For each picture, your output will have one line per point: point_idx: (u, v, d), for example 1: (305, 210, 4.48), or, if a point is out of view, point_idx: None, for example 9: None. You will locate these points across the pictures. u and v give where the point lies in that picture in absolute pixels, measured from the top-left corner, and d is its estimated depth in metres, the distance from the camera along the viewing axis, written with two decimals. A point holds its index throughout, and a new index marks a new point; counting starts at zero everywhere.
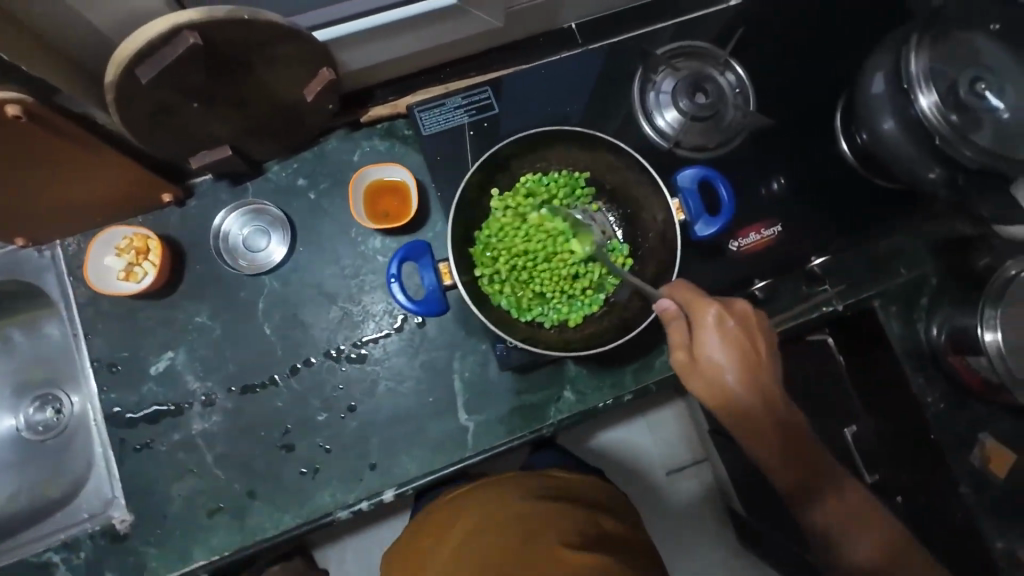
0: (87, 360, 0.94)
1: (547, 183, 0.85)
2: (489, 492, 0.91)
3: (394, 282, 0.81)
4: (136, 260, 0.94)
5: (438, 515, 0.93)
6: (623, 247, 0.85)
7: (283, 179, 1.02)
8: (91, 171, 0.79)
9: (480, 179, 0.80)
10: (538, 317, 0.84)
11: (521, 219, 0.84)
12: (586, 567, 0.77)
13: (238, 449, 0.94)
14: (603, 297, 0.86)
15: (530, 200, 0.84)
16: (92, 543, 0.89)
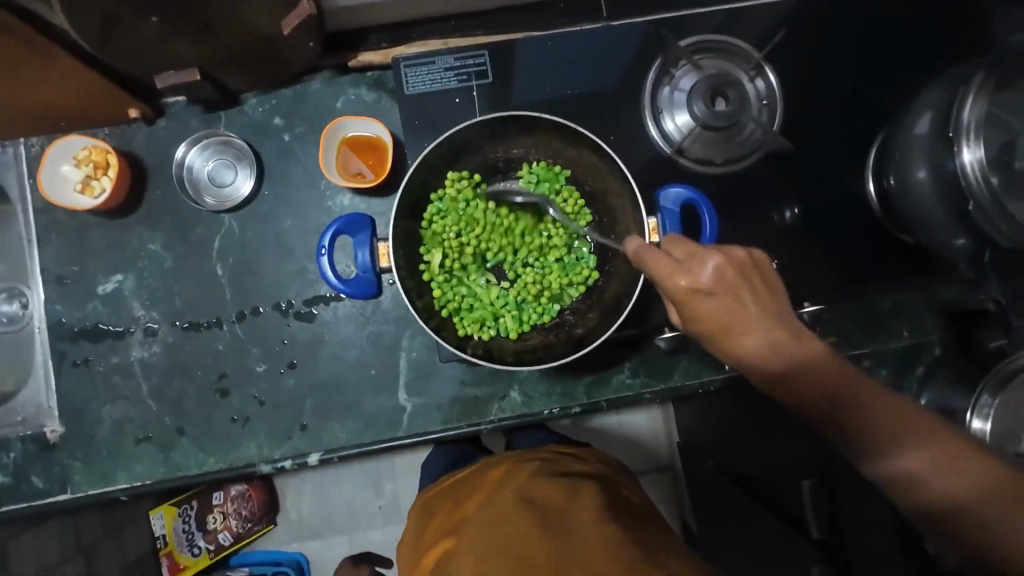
0: (38, 267, 0.93)
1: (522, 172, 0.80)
2: (470, 487, 0.97)
3: (324, 255, 0.78)
4: (94, 175, 0.91)
5: (437, 513, 0.98)
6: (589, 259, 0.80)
7: (258, 115, 0.96)
8: (40, 76, 0.74)
9: (443, 155, 0.75)
10: (482, 313, 0.79)
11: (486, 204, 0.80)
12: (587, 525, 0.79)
13: (173, 384, 0.93)
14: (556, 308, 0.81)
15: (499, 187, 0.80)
16: (23, 446, 0.91)
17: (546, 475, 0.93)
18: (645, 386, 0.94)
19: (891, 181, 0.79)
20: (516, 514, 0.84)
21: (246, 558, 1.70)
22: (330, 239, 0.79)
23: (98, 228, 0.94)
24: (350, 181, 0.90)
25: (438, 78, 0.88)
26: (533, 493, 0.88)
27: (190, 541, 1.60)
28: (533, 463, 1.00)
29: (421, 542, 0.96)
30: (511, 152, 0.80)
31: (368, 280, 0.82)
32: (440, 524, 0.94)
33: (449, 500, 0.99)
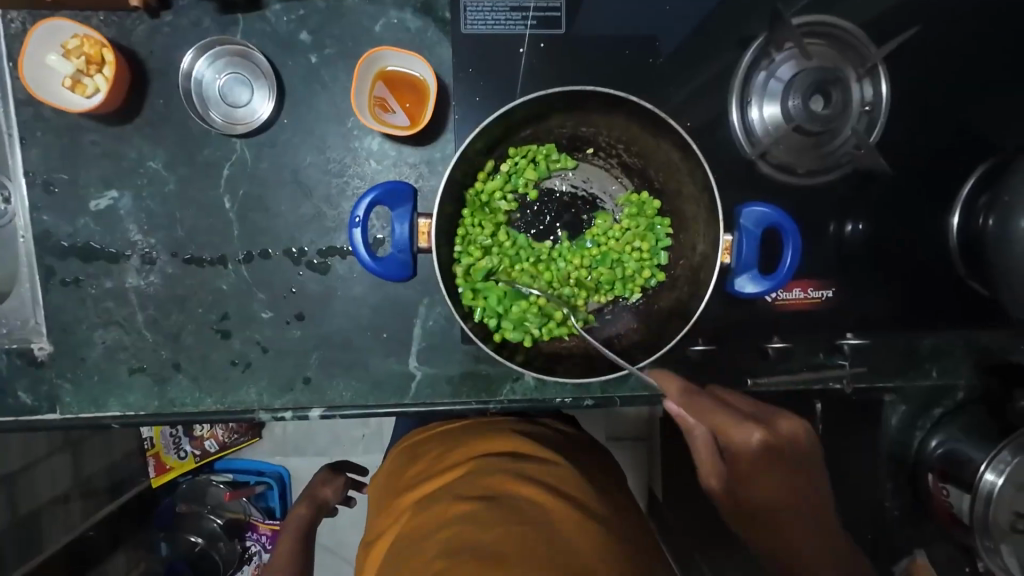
0: (21, 168, 0.83)
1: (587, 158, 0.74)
2: (470, 434, 0.88)
3: (358, 227, 0.71)
4: (87, 71, 0.78)
5: (429, 445, 0.91)
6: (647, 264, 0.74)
7: (283, 27, 0.82)
8: None
9: (508, 124, 0.67)
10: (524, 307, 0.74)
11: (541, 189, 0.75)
12: (582, 525, 0.70)
13: (170, 317, 0.87)
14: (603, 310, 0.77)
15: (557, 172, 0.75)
16: (8, 360, 0.86)
17: (553, 457, 0.83)
18: (663, 388, 0.90)
19: (989, 221, 0.72)
20: (513, 487, 0.75)
21: (229, 464, 1.72)
22: (366, 209, 0.71)
23: (92, 134, 0.83)
24: (384, 125, 0.80)
25: (502, 18, 0.78)
26: (529, 468, 0.79)
27: (176, 445, 1.64)
28: (546, 429, 0.93)
29: (398, 473, 0.91)
30: (577, 130, 0.73)
31: (403, 262, 0.74)
32: (429, 464, 0.87)
33: (440, 440, 0.91)
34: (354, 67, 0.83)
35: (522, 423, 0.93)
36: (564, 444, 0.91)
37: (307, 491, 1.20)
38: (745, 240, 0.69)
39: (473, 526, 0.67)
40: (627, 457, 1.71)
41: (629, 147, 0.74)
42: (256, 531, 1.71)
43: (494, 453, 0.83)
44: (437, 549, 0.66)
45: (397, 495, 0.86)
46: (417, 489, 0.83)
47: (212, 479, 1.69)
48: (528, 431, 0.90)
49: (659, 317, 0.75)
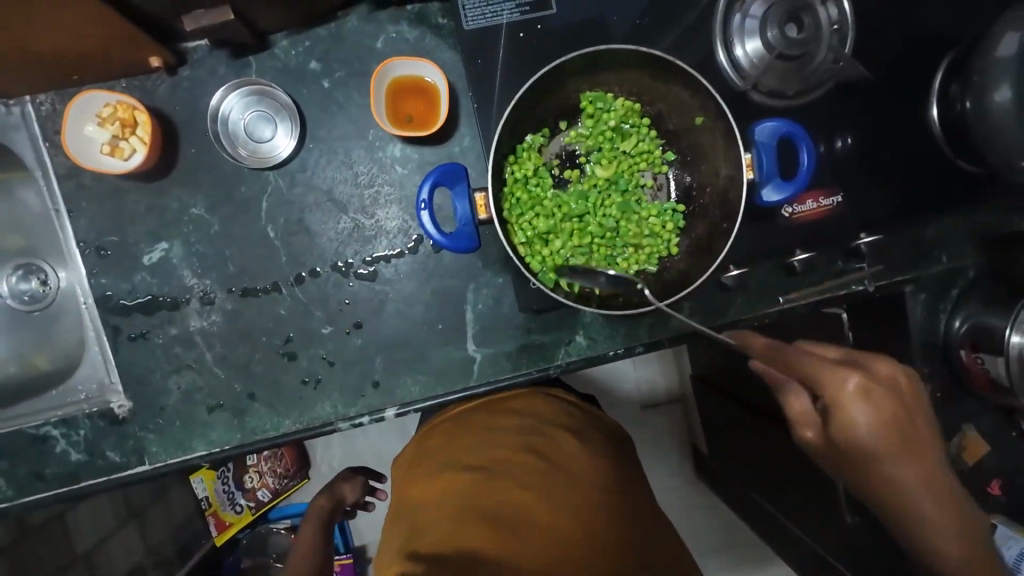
0: (73, 241, 0.87)
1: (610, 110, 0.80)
2: (496, 408, 0.94)
3: (425, 209, 0.76)
4: (122, 134, 0.83)
5: (457, 417, 0.96)
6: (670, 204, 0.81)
7: (293, 60, 0.88)
8: (61, 14, 0.66)
9: (535, 93, 0.74)
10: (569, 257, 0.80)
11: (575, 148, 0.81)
12: (579, 513, 0.79)
13: (237, 351, 0.91)
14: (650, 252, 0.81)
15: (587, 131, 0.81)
16: (91, 423, 0.90)
17: (559, 434, 0.90)
18: (704, 323, 0.96)
19: (968, 104, 0.79)
20: (525, 464, 0.84)
21: (284, 511, 1.72)
22: (429, 192, 0.77)
23: (133, 193, 0.88)
24: (406, 129, 0.87)
25: (497, 9, 0.83)
26: (543, 447, 0.87)
27: (231, 500, 1.61)
28: (567, 406, 0.99)
29: (421, 439, 0.98)
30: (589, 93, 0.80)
31: (469, 234, 0.79)
32: (455, 432, 0.93)
33: (470, 411, 0.95)
34: (366, 84, 0.89)
35: (545, 402, 0.98)
36: (576, 419, 0.97)
37: (328, 485, 1.23)
38: (762, 155, 0.78)
39: (479, 498, 0.79)
40: (668, 420, 1.76)
41: (637, 101, 0.81)
42: None
43: (512, 425, 0.90)
44: (445, 513, 0.79)
45: (418, 455, 0.96)
46: (440, 448, 0.92)
47: (272, 527, 1.69)
48: (544, 408, 0.96)
49: (704, 247, 0.79)
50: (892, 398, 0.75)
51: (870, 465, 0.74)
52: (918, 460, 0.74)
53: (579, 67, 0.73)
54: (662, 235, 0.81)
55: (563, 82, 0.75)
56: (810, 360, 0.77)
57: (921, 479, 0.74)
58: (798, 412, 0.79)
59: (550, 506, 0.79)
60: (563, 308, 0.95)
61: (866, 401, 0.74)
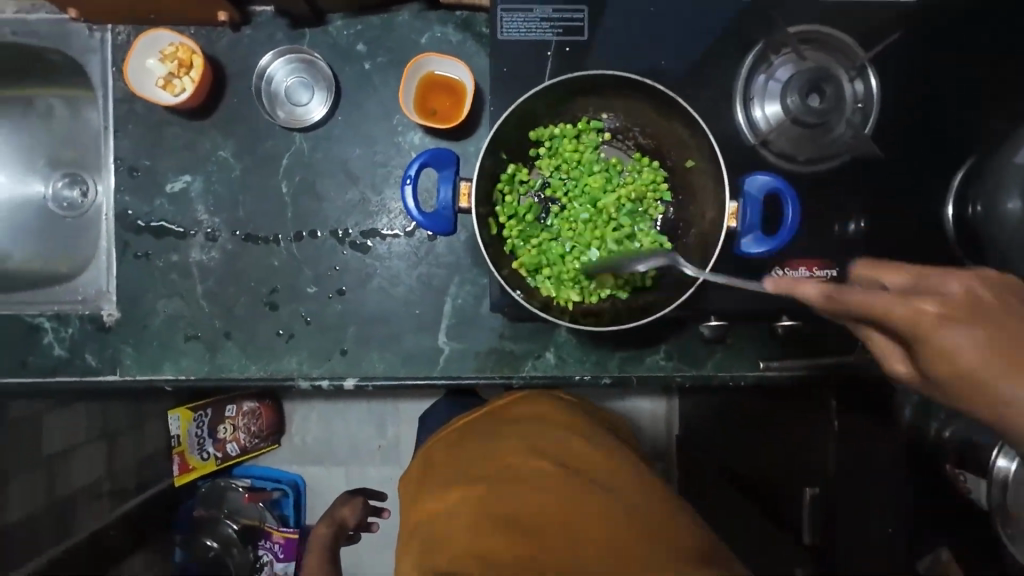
0: (111, 157, 0.95)
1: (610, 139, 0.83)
2: (499, 414, 0.90)
3: (409, 184, 0.79)
4: (177, 73, 0.92)
5: (458, 428, 0.91)
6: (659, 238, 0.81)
7: (343, 39, 0.96)
8: None
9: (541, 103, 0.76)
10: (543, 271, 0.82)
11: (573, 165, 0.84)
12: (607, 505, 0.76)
13: (225, 289, 0.96)
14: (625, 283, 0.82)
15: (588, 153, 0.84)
16: (81, 324, 0.96)
17: (565, 430, 0.87)
18: (677, 370, 0.97)
19: (977, 207, 0.82)
20: (535, 467, 0.80)
21: (248, 471, 1.75)
22: (416, 170, 0.80)
23: (173, 127, 0.95)
24: (429, 118, 0.92)
25: (533, 27, 0.86)
26: (553, 447, 0.83)
27: (200, 445, 1.55)
28: (565, 404, 0.95)
29: (426, 457, 0.92)
30: (598, 117, 0.83)
31: (447, 218, 0.81)
32: (458, 441, 0.88)
33: (469, 424, 0.91)
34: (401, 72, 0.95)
35: (550, 407, 0.93)
36: (574, 411, 0.94)
37: (330, 511, 1.63)
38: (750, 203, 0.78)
39: (495, 509, 0.75)
40: None
41: (643, 132, 0.83)
42: (268, 539, 1.69)
43: (519, 431, 0.86)
44: (460, 530, 0.74)
45: (421, 476, 0.89)
46: (444, 458, 0.87)
47: (232, 483, 1.70)
48: (548, 403, 0.92)
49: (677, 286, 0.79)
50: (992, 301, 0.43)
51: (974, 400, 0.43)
52: None
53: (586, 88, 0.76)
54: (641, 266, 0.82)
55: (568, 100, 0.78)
56: (860, 296, 0.41)
57: None
58: (817, 293, 0.42)
59: (583, 506, 0.76)
60: (539, 322, 0.96)
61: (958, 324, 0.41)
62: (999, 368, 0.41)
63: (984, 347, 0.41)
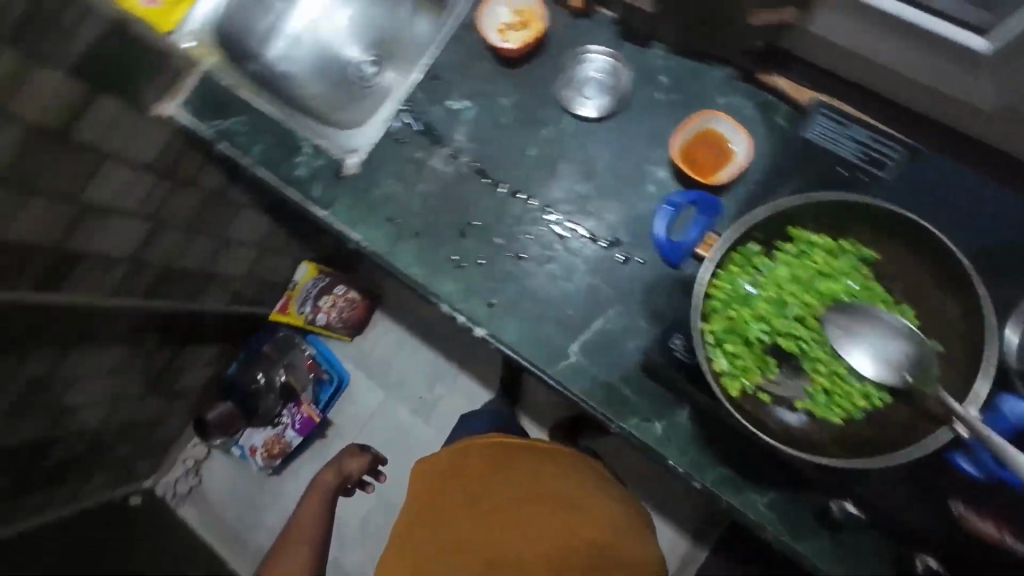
0: (428, 59, 1.13)
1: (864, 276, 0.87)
2: (530, 455, 1.12)
3: (666, 209, 0.94)
4: (514, 28, 1.07)
5: (493, 456, 1.11)
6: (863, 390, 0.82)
7: (653, 63, 1.03)
8: None
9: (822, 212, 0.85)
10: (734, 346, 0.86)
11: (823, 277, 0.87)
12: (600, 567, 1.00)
13: (439, 200, 1.09)
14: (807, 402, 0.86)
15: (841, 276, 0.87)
16: (328, 163, 1.15)
17: (575, 483, 1.10)
18: (772, 524, 0.89)
19: None
20: (548, 509, 1.06)
21: (317, 342, 1.97)
22: (682, 202, 0.94)
23: (484, 62, 1.11)
24: (685, 166, 0.97)
25: (840, 141, 0.94)
26: (566, 493, 1.08)
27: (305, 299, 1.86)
28: (582, 462, 1.14)
29: (454, 470, 1.11)
30: (864, 250, 0.88)
31: (680, 251, 0.93)
32: (495, 468, 1.10)
33: (503, 450, 1.12)
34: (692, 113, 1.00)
35: (570, 463, 1.13)
36: (585, 467, 1.14)
37: (340, 460, 1.54)
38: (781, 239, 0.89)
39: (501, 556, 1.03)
40: None
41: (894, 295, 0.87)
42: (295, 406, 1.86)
43: (545, 479, 1.09)
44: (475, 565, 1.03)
45: (443, 500, 1.10)
46: (472, 488, 1.09)
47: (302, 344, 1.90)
48: (565, 462, 1.12)
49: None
50: None
51: None
52: None
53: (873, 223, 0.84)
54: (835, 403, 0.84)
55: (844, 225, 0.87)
56: None
57: None
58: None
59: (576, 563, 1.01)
60: (668, 390, 0.95)
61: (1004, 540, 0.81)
62: None
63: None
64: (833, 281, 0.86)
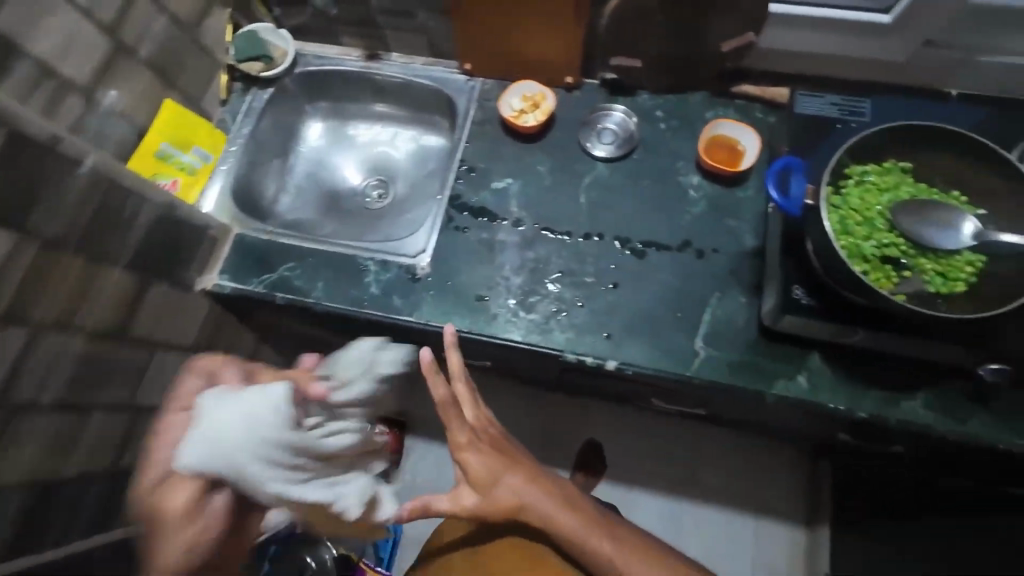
0: (457, 158, 1.27)
1: (909, 181, 0.90)
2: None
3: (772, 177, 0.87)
4: (527, 110, 1.25)
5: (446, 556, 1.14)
6: (966, 274, 0.84)
7: (646, 105, 1.26)
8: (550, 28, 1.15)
9: (875, 141, 0.91)
10: (887, 268, 0.86)
11: (895, 192, 0.89)
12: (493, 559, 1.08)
13: (520, 268, 1.17)
14: (967, 283, 0.85)
15: (900, 188, 0.89)
16: (398, 271, 1.19)
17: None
18: (937, 422, 0.98)
19: None
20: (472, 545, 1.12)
21: None
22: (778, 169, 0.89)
23: (509, 145, 1.27)
24: (712, 165, 1.17)
25: (828, 106, 1.07)
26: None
27: None
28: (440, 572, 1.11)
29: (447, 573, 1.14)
30: (903, 162, 0.92)
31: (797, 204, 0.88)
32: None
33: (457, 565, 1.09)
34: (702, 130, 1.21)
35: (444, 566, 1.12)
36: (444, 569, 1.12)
37: None
38: (766, 181, 0.88)
39: None
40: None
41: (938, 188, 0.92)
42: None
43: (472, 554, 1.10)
44: None
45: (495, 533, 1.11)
46: None
47: None
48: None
49: (991, 302, 0.83)
50: (496, 452, 0.95)
51: (499, 495, 0.92)
52: (527, 476, 0.95)
53: (900, 138, 0.91)
54: (961, 274, 0.84)
55: (882, 148, 0.92)
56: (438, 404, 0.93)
57: (491, 491, 0.91)
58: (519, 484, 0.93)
59: None
60: (795, 344, 1.05)
61: (478, 451, 0.93)
62: (552, 507, 0.95)
63: (482, 464, 0.92)
64: (904, 191, 0.89)
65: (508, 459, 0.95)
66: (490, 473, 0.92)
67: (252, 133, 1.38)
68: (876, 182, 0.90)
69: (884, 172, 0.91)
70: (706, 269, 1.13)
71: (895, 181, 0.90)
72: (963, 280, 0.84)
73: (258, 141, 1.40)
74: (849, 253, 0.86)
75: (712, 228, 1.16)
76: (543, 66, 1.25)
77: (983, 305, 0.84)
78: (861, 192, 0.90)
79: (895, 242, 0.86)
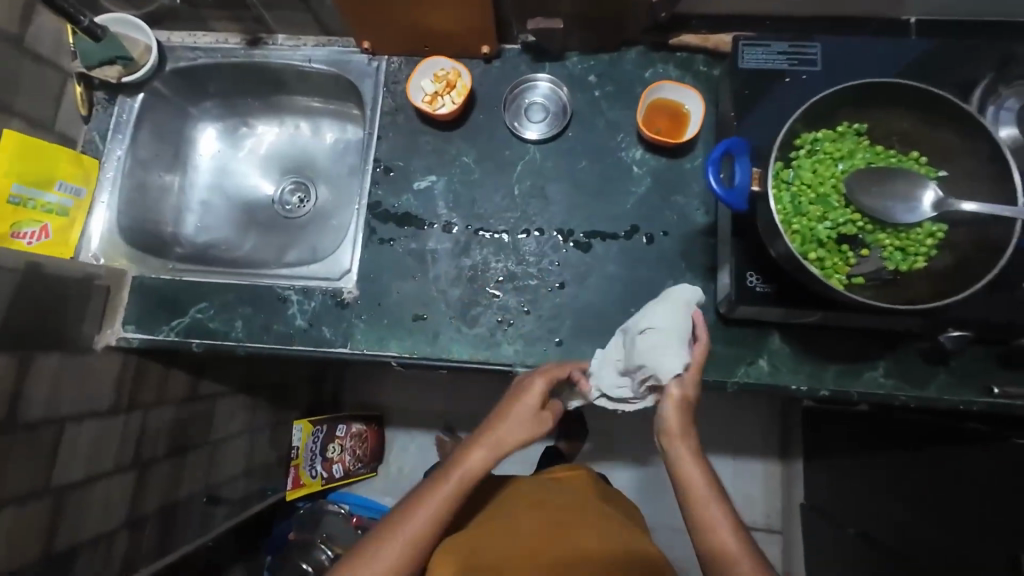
0: (371, 157, 1.12)
1: (862, 147, 0.81)
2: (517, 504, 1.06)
3: (712, 166, 0.74)
4: (442, 92, 1.09)
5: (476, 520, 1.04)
6: (924, 248, 0.77)
7: (576, 71, 1.12)
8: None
9: (823, 106, 0.81)
10: (840, 252, 0.79)
11: (848, 162, 0.80)
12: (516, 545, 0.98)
13: (457, 278, 1.06)
14: (925, 258, 0.78)
15: (853, 157, 0.80)
16: (323, 298, 1.07)
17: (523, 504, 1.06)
18: (898, 389, 0.95)
19: None
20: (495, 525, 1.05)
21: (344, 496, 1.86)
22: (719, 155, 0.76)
23: (428, 136, 1.11)
24: (652, 136, 1.04)
25: (774, 57, 0.95)
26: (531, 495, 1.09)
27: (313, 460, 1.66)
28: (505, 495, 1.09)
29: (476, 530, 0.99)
30: (853, 125, 0.83)
31: (741, 196, 0.76)
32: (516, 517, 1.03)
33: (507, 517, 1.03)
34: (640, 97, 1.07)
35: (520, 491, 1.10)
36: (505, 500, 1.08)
37: None
38: (708, 170, 0.74)
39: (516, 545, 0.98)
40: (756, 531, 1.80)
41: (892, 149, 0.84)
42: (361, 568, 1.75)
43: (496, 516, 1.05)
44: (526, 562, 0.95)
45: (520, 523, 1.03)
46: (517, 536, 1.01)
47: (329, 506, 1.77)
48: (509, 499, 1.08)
49: (945, 277, 0.78)
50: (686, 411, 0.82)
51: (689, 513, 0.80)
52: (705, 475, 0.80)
53: (852, 97, 0.81)
54: (919, 250, 0.77)
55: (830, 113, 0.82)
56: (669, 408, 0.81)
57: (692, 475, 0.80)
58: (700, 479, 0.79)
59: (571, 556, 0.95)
60: (753, 326, 0.99)
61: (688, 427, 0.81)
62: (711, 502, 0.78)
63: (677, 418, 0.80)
64: (858, 159, 0.80)
65: (701, 472, 0.79)
66: (697, 478, 0.79)
67: (131, 152, 1.19)
68: (827, 152, 0.80)
69: (834, 140, 0.81)
70: (655, 253, 1.04)
71: (848, 148, 0.80)
72: (922, 256, 0.78)
73: (141, 161, 1.21)
74: (802, 241, 0.78)
75: (660, 208, 1.06)
76: (452, 38, 1.07)
77: (940, 280, 0.78)
78: (810, 166, 0.80)
79: (848, 223, 0.78)
